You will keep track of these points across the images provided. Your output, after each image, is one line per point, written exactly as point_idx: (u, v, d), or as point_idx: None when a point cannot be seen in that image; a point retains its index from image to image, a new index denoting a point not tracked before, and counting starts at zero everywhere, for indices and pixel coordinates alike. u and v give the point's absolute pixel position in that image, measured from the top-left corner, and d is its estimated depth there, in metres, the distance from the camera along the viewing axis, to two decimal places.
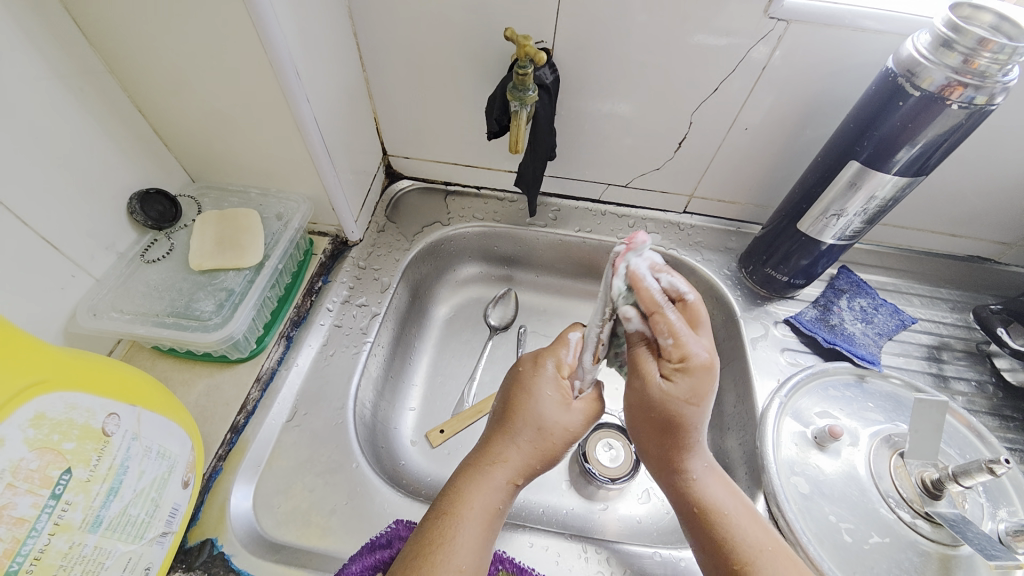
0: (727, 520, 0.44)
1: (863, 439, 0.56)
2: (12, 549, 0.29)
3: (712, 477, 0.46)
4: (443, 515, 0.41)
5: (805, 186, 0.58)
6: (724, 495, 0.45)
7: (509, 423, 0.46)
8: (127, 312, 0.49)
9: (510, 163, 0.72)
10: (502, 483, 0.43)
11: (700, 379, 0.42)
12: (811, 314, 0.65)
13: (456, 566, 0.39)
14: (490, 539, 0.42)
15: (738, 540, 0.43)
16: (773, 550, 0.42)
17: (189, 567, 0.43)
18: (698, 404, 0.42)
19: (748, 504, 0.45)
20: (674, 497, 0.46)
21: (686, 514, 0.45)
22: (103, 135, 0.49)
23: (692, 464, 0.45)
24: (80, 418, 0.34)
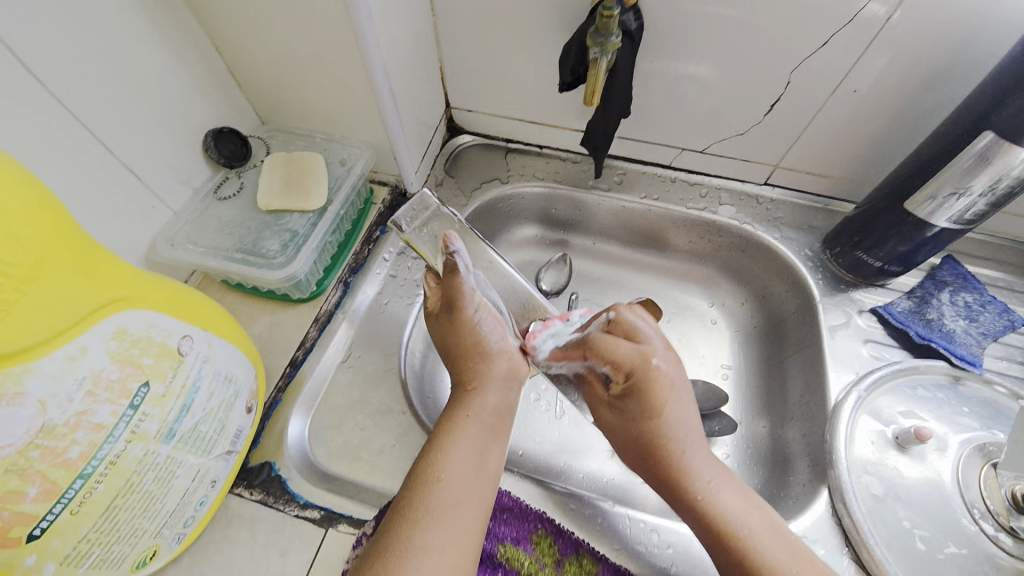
0: (748, 543, 0.39)
1: (951, 446, 0.50)
2: (88, 453, 0.31)
3: (725, 488, 0.42)
4: (438, 436, 0.42)
5: (921, 159, 0.51)
6: (744, 510, 0.41)
7: (473, 356, 0.47)
8: (201, 245, 0.51)
9: (578, 121, 0.68)
10: (489, 405, 0.45)
11: (658, 383, 0.45)
12: (905, 305, 0.58)
13: (436, 475, 0.40)
14: (483, 461, 0.42)
15: (761, 561, 0.38)
16: (797, 571, 0.38)
17: (250, 484, 0.46)
18: (660, 399, 0.45)
19: (772, 518, 0.41)
20: (688, 520, 0.42)
21: (706, 537, 0.41)
22: (181, 71, 0.50)
23: (695, 481, 0.43)
24: (158, 336, 0.35)
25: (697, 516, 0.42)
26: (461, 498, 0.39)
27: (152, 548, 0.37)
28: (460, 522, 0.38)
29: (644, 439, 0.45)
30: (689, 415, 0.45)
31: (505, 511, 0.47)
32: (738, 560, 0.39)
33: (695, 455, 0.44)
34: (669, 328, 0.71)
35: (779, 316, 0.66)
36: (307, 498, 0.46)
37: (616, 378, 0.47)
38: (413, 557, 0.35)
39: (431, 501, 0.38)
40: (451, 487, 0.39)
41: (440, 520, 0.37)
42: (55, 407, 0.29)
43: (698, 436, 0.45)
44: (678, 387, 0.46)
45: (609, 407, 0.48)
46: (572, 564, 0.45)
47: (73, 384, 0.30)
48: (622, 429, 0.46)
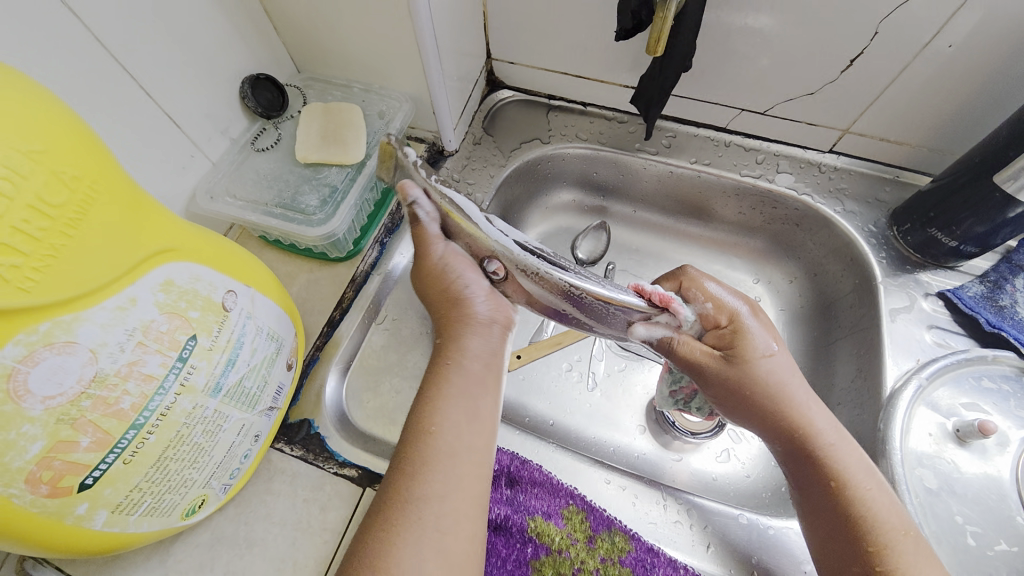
0: (868, 497, 0.38)
1: (1014, 442, 0.48)
2: (138, 403, 0.31)
3: (843, 442, 0.40)
4: (427, 387, 0.41)
5: (1019, 124, 0.45)
6: (863, 465, 0.39)
7: (450, 306, 0.43)
8: (240, 199, 0.50)
9: (629, 77, 0.63)
10: (476, 356, 0.42)
11: (758, 339, 0.42)
12: (976, 290, 0.54)
13: (427, 427, 0.39)
14: (478, 413, 0.40)
15: (875, 521, 0.37)
16: (910, 535, 0.37)
17: (291, 440, 0.47)
18: (761, 348, 0.42)
19: (886, 482, 0.40)
20: (801, 470, 0.41)
21: (822, 490, 0.39)
22: (216, 12, 0.48)
23: (819, 432, 0.40)
24: (203, 290, 0.35)
25: (814, 462, 0.40)
26: (457, 447, 0.39)
27: (201, 497, 0.38)
28: (457, 473, 0.38)
29: (759, 393, 0.41)
30: (790, 363, 0.43)
31: (537, 486, 0.47)
32: (846, 514, 0.38)
33: (811, 403, 0.41)
34: None
35: (831, 296, 0.62)
36: (346, 457, 0.46)
37: (716, 321, 0.44)
38: (415, 506, 0.36)
39: (428, 451, 0.38)
40: (445, 436, 0.38)
41: (440, 468, 0.37)
42: (106, 356, 0.29)
43: (805, 384, 0.42)
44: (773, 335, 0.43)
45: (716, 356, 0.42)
46: (604, 540, 0.45)
47: (122, 334, 0.29)
48: (744, 380, 0.42)
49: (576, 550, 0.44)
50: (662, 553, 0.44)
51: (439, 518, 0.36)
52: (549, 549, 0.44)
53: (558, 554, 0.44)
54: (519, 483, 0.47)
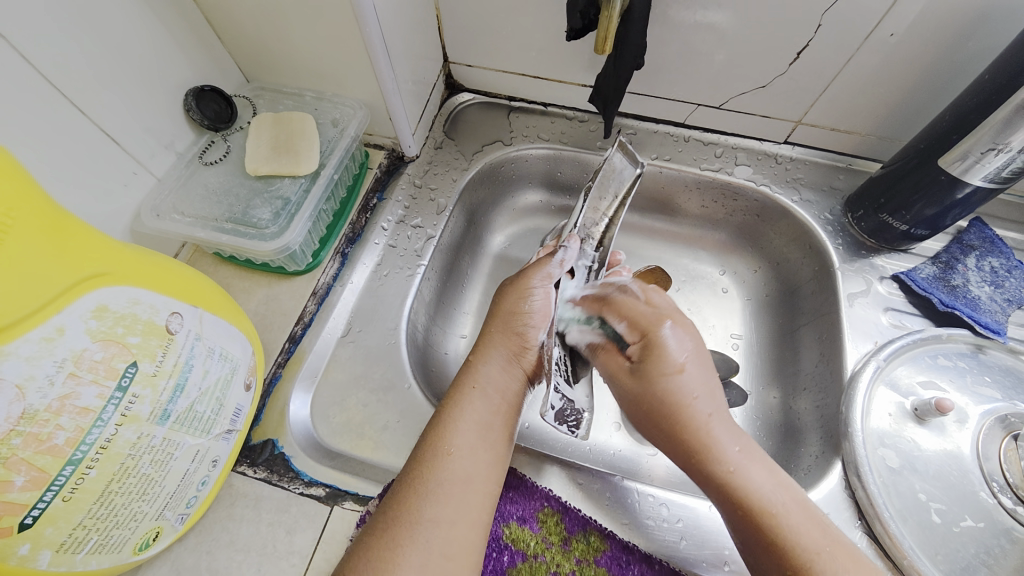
0: (777, 518, 0.37)
1: (972, 418, 0.49)
2: (75, 438, 0.29)
3: (751, 462, 0.39)
4: (445, 406, 0.43)
5: (959, 110, 0.47)
6: (773, 486, 0.38)
7: (501, 329, 0.47)
8: (188, 216, 0.48)
9: (586, 76, 0.63)
10: (493, 387, 0.44)
11: (668, 347, 0.44)
12: (930, 272, 0.55)
13: (445, 449, 0.40)
14: (491, 443, 0.41)
15: (794, 541, 0.36)
16: (831, 551, 0.35)
17: (253, 463, 0.45)
18: (671, 362, 0.43)
19: (800, 496, 0.38)
20: (718, 497, 0.39)
21: (735, 515, 0.38)
22: (152, 22, 0.46)
23: (723, 452, 0.40)
24: (144, 313, 0.33)
25: (721, 488, 0.39)
26: (469, 472, 0.39)
27: (154, 530, 0.37)
28: (465, 500, 0.38)
29: (659, 408, 0.42)
30: (704, 383, 0.43)
31: (510, 490, 0.47)
32: (763, 537, 0.36)
33: (718, 422, 0.41)
34: (678, 297, 0.68)
35: (793, 284, 0.63)
36: (312, 475, 0.45)
37: (631, 337, 0.46)
38: (423, 528, 0.36)
39: (441, 475, 0.38)
40: (458, 459, 0.39)
41: (451, 493, 0.38)
42: (34, 391, 0.27)
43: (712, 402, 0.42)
44: (699, 355, 0.45)
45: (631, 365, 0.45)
46: (579, 542, 0.44)
47: (51, 367, 0.28)
48: (647, 391, 0.43)
49: (551, 553, 0.44)
50: (636, 550, 0.44)
51: (445, 541, 0.36)
52: (524, 555, 0.44)
53: (534, 559, 0.44)
54: None
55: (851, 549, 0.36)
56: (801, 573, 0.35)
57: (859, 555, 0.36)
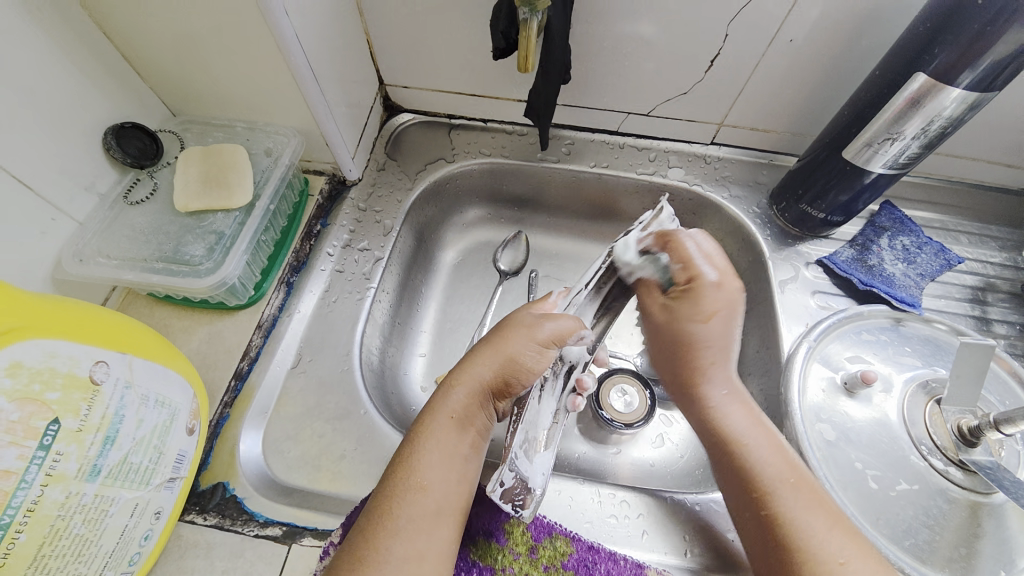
0: (772, 496, 0.40)
1: (897, 386, 0.53)
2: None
3: (735, 406, 0.46)
4: (412, 438, 0.41)
5: (856, 104, 0.51)
6: (747, 426, 0.44)
7: (479, 353, 0.45)
8: (115, 258, 0.47)
9: (519, 91, 0.65)
10: (462, 417, 0.43)
11: (703, 297, 0.47)
12: (848, 254, 0.60)
13: (418, 483, 0.39)
14: (461, 473, 0.41)
15: (755, 469, 0.42)
16: (793, 482, 0.40)
17: (203, 509, 0.44)
18: (707, 304, 0.47)
19: (776, 438, 0.43)
20: (699, 428, 0.46)
21: (708, 444, 0.45)
22: (63, 62, 0.44)
23: (712, 392, 0.46)
24: (64, 366, 0.32)
25: (701, 420, 0.46)
26: (440, 507, 0.39)
27: None
28: (436, 534, 0.38)
29: (673, 344, 0.49)
30: (728, 335, 0.48)
31: (477, 504, 0.47)
32: (770, 519, 0.39)
33: (721, 373, 0.47)
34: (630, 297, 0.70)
35: None
36: (267, 515, 0.44)
37: (680, 279, 0.49)
38: (390, 565, 0.35)
39: (413, 509, 0.38)
40: (430, 495, 0.39)
41: (421, 527, 0.37)
42: None
43: (728, 346, 0.48)
44: (731, 304, 0.47)
45: (662, 301, 0.50)
46: (546, 548, 0.44)
47: None
48: (668, 325, 0.49)
49: (519, 564, 0.44)
50: (602, 549, 0.44)
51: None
52: (493, 570, 0.44)
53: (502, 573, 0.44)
54: None
55: (814, 484, 0.41)
56: (765, 496, 0.40)
57: (826, 497, 0.40)
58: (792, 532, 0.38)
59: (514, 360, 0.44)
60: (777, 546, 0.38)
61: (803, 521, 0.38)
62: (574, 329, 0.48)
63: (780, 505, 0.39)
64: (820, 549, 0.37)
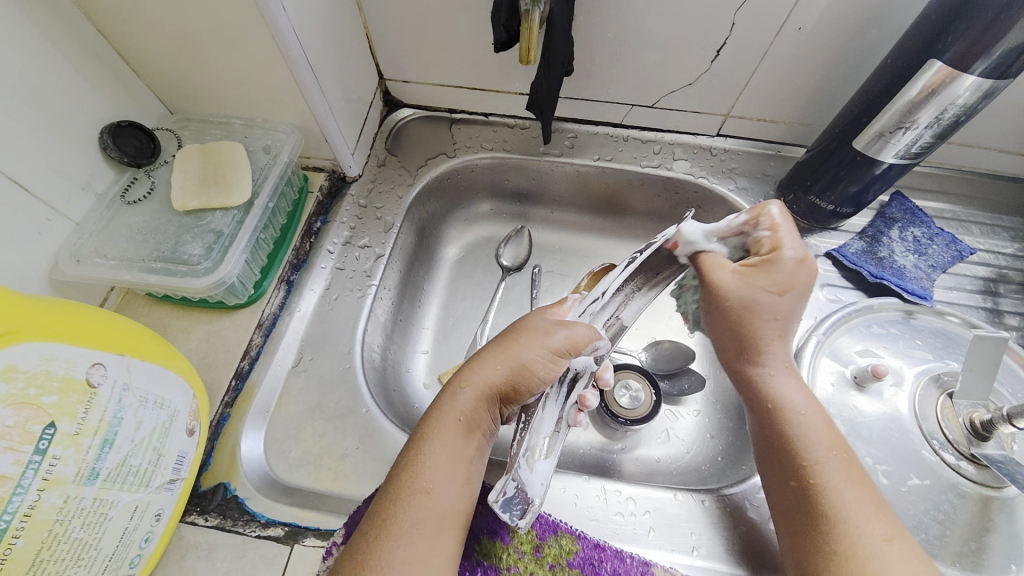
0: (817, 468, 0.40)
1: (908, 379, 0.52)
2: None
3: (788, 381, 0.45)
4: (418, 441, 0.41)
5: (867, 94, 0.50)
6: (802, 398, 0.44)
7: (489, 356, 0.44)
8: (113, 258, 0.46)
9: (521, 84, 0.63)
10: (468, 421, 0.42)
11: (783, 266, 0.46)
12: (857, 246, 0.59)
13: (424, 487, 0.38)
14: (466, 478, 0.40)
15: (802, 440, 0.42)
16: (835, 454, 0.41)
17: (204, 510, 0.43)
18: (772, 284, 0.46)
19: (827, 412, 0.44)
20: (745, 392, 0.47)
21: (757, 409, 0.45)
22: (57, 60, 0.43)
23: (767, 367, 0.46)
24: (59, 369, 0.31)
25: (753, 386, 0.46)
26: (444, 512, 0.38)
27: None
28: (439, 540, 0.37)
29: (741, 311, 0.46)
30: (802, 307, 0.46)
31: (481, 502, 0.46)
32: (815, 494, 0.39)
33: (777, 355, 0.46)
34: None
35: None
36: (269, 515, 0.44)
37: (760, 249, 0.47)
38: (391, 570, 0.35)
39: (419, 514, 0.37)
40: (434, 499, 0.38)
41: (426, 532, 0.37)
42: None
43: (795, 316, 0.47)
44: (807, 274, 0.46)
45: (733, 271, 0.47)
46: (552, 547, 0.44)
47: None
48: (738, 291, 0.46)
49: (523, 563, 0.43)
50: (607, 546, 0.44)
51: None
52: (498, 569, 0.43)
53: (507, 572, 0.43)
54: None
55: (855, 460, 0.41)
56: (812, 468, 0.40)
57: (868, 479, 0.40)
58: (838, 512, 0.38)
59: (524, 365, 0.43)
60: (814, 522, 0.39)
61: (845, 495, 0.39)
62: (586, 338, 0.45)
63: (826, 480, 0.40)
64: (859, 528, 0.37)
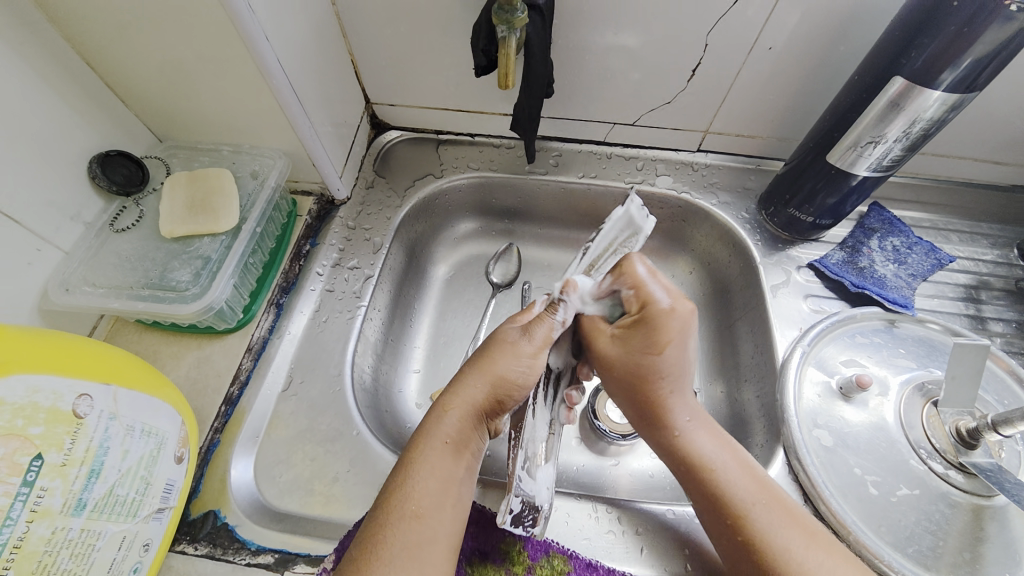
0: (750, 516, 0.40)
1: (893, 388, 0.53)
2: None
3: (701, 428, 0.45)
4: (403, 464, 0.41)
5: (838, 109, 0.51)
6: (718, 449, 0.43)
7: (474, 375, 0.44)
8: (101, 286, 0.46)
9: (505, 105, 0.65)
10: (454, 440, 0.42)
11: (665, 322, 0.44)
12: (838, 257, 0.60)
13: (413, 511, 0.38)
14: (454, 495, 0.40)
15: (729, 495, 0.41)
16: (765, 503, 0.40)
17: (194, 539, 0.43)
18: (664, 336, 0.44)
19: (740, 456, 0.43)
20: (664, 455, 0.45)
21: (679, 469, 0.44)
22: (46, 93, 0.44)
23: (675, 419, 0.45)
24: (46, 400, 0.31)
25: (667, 449, 0.44)
26: (436, 534, 0.38)
27: None
28: (432, 562, 0.37)
29: (631, 374, 0.45)
30: (685, 360, 0.45)
31: (472, 524, 0.46)
32: (751, 545, 0.39)
33: (676, 399, 0.45)
34: None
35: (726, 281, 0.67)
36: (260, 543, 0.43)
37: (630, 306, 0.47)
38: None
39: (409, 539, 0.37)
40: (425, 522, 0.38)
41: (417, 555, 0.37)
42: None
43: (688, 373, 0.46)
44: (687, 330, 0.45)
45: (613, 337, 0.47)
46: (543, 567, 0.44)
47: None
48: (625, 358, 0.45)
49: None
50: (600, 566, 0.44)
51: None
52: None
53: None
54: None
55: (788, 500, 0.41)
56: (739, 521, 0.40)
57: (799, 511, 0.41)
58: (769, 554, 0.38)
59: (505, 375, 0.44)
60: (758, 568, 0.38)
61: (780, 537, 0.39)
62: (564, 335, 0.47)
63: (756, 527, 0.39)
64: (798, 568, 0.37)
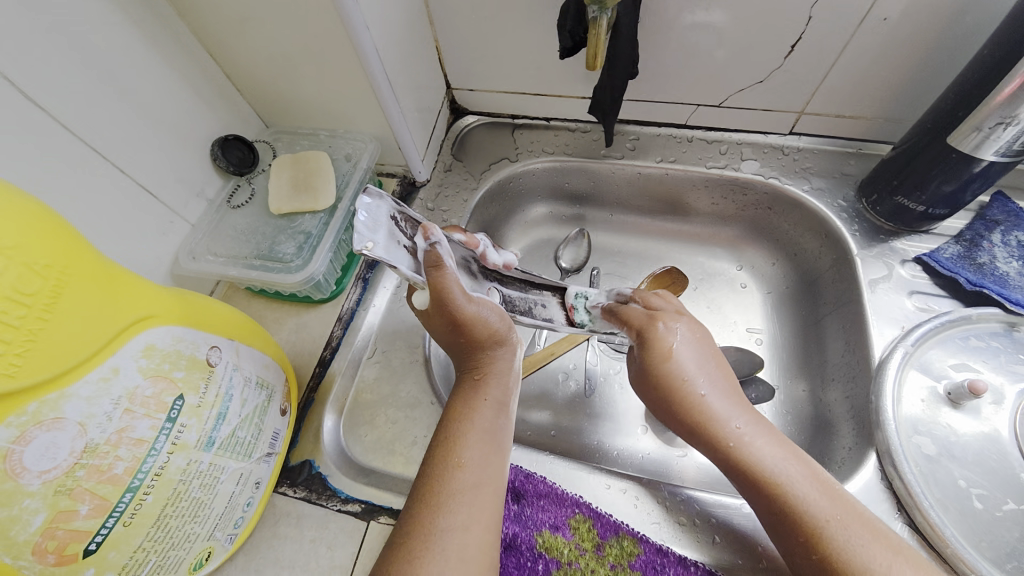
0: (827, 529, 0.36)
1: (1009, 398, 0.48)
2: (133, 467, 0.32)
3: (762, 438, 0.42)
4: (448, 426, 0.42)
5: (962, 86, 0.46)
6: (783, 459, 0.40)
7: (466, 349, 0.45)
8: (221, 255, 0.52)
9: (584, 88, 0.64)
10: (491, 398, 0.44)
11: (663, 339, 0.47)
12: (953, 251, 0.54)
13: (456, 460, 0.40)
14: (497, 443, 0.42)
15: (801, 510, 0.37)
16: (842, 518, 0.37)
17: (293, 483, 0.48)
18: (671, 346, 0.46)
19: (814, 467, 0.40)
20: (725, 467, 0.43)
21: (741, 482, 0.41)
22: (178, 83, 0.50)
23: (727, 431, 0.42)
24: (186, 350, 0.36)
25: (728, 459, 0.42)
26: (479, 480, 0.39)
27: (207, 550, 0.39)
28: (476, 506, 0.38)
29: (665, 390, 0.46)
30: (705, 367, 0.46)
31: (543, 498, 0.47)
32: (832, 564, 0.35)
33: (715, 401, 0.44)
34: (696, 295, 0.68)
35: (813, 274, 0.63)
36: (347, 492, 0.48)
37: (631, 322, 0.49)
38: (439, 537, 0.35)
39: (452, 485, 0.38)
40: (467, 470, 0.39)
41: (463, 500, 0.38)
42: (95, 427, 0.30)
43: (721, 383, 0.46)
44: (694, 338, 0.47)
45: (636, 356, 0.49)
46: (613, 546, 0.45)
47: (108, 404, 0.31)
48: (644, 370, 0.48)
49: (585, 560, 0.44)
50: (670, 552, 0.44)
51: (461, 547, 0.35)
52: (559, 563, 0.44)
53: (568, 566, 0.44)
54: (525, 496, 0.47)
55: (859, 508, 0.37)
56: (813, 536, 0.36)
57: (878, 524, 0.37)
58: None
59: (486, 329, 0.44)
60: None
61: (863, 554, 0.35)
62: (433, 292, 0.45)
63: (834, 542, 0.36)
64: None
